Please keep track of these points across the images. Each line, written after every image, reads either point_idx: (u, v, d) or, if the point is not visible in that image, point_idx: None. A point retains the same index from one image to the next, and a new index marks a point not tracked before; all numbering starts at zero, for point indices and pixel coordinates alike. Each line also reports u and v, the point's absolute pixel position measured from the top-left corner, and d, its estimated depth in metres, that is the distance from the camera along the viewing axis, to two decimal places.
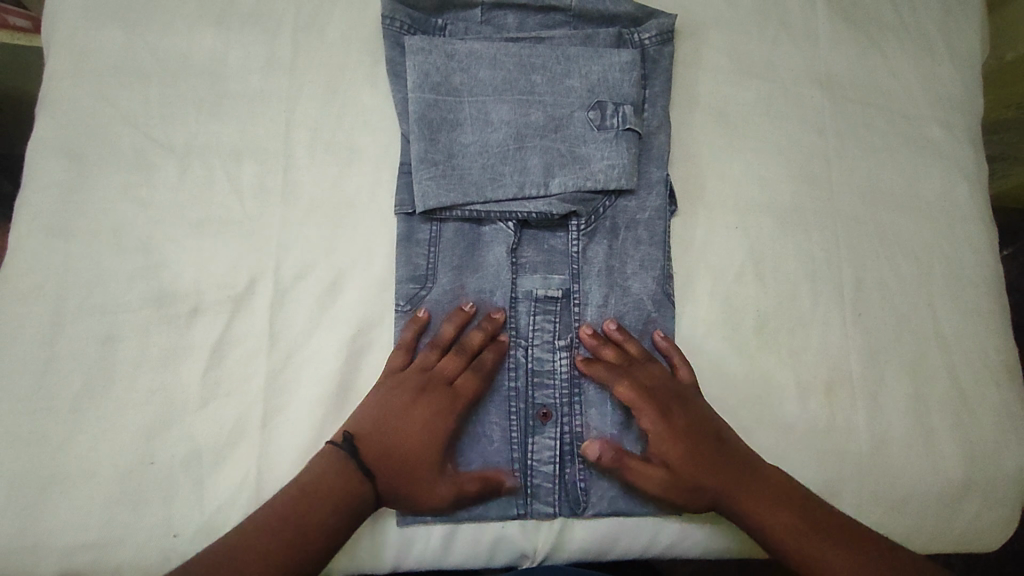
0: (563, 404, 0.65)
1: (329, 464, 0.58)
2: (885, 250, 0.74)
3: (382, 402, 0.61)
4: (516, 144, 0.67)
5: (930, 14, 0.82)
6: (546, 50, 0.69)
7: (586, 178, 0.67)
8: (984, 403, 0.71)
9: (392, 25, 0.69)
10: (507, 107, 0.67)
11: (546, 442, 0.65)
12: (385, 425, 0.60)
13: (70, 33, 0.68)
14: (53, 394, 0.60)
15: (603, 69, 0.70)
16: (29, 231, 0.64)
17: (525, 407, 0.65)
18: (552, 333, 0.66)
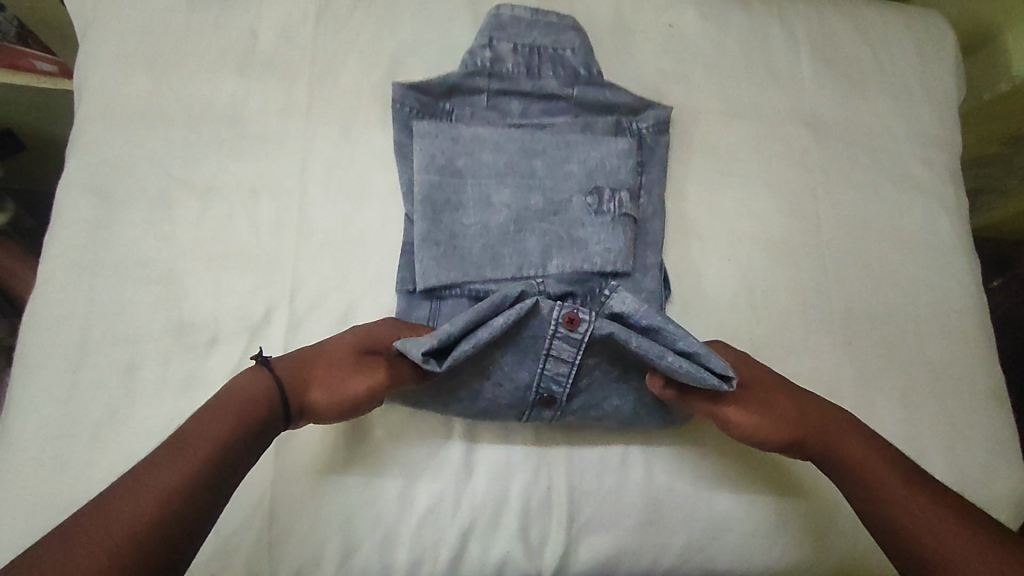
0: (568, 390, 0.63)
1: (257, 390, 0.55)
2: (872, 280, 0.77)
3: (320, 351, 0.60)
4: (515, 227, 0.70)
5: (907, 60, 0.87)
6: (546, 137, 0.74)
7: (582, 262, 0.70)
8: (971, 426, 0.74)
9: (400, 108, 0.73)
10: (508, 190, 0.71)
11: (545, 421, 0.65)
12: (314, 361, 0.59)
13: (102, 80, 0.73)
14: (76, 419, 0.63)
15: (601, 154, 0.74)
16: (59, 265, 0.67)
17: (528, 390, 0.63)
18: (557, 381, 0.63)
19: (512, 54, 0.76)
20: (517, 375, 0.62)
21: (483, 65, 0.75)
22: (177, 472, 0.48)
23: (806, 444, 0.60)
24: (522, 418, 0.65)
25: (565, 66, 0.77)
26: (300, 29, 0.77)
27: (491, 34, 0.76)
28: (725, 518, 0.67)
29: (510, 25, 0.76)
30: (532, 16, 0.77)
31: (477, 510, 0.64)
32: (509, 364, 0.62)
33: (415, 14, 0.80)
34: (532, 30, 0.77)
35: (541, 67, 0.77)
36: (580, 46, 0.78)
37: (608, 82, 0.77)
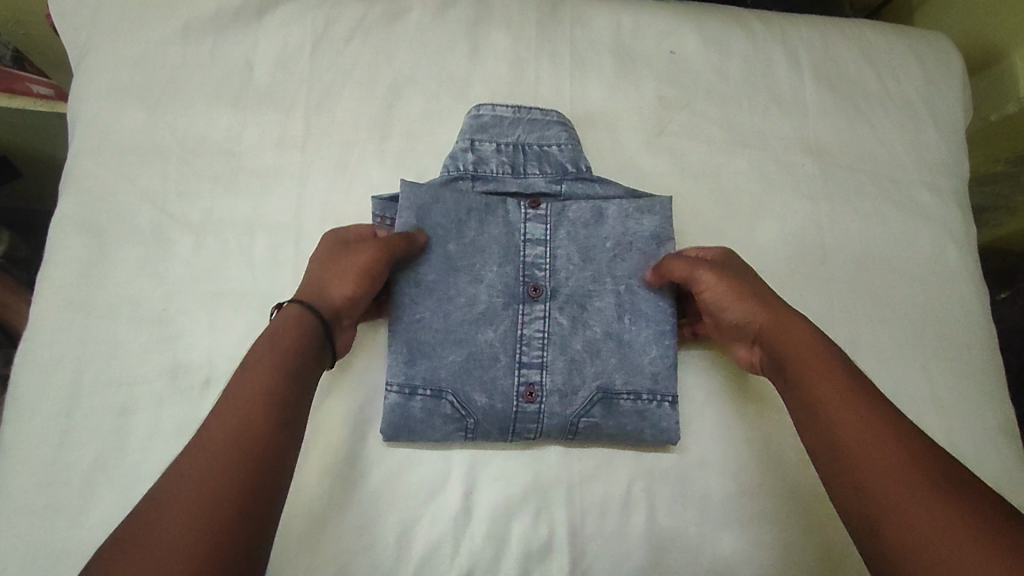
0: (551, 279, 0.69)
1: (292, 325, 0.58)
2: (879, 312, 0.76)
3: (311, 274, 0.64)
4: (504, 317, 0.68)
5: (913, 85, 0.85)
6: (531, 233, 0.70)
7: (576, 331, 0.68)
8: (983, 461, 0.72)
9: (383, 222, 0.70)
10: (495, 284, 0.68)
11: (537, 321, 0.68)
12: (318, 277, 0.63)
13: (94, 115, 0.72)
14: (68, 466, 0.62)
15: (584, 242, 0.71)
16: (51, 304, 0.66)
17: (514, 283, 0.69)
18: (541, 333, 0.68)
19: (496, 154, 0.73)
20: (503, 269, 0.69)
21: (465, 170, 0.72)
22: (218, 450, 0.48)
23: (778, 347, 0.61)
24: (515, 319, 0.68)
25: (551, 162, 0.74)
26: (296, 60, 0.76)
27: (472, 137, 0.73)
28: (732, 562, 0.65)
29: (492, 126, 0.73)
30: (515, 114, 0.74)
31: (477, 554, 0.63)
32: (496, 257, 0.69)
33: (413, 44, 0.78)
34: (515, 128, 0.74)
35: (526, 165, 0.73)
36: (567, 140, 0.74)
37: (598, 180, 0.74)
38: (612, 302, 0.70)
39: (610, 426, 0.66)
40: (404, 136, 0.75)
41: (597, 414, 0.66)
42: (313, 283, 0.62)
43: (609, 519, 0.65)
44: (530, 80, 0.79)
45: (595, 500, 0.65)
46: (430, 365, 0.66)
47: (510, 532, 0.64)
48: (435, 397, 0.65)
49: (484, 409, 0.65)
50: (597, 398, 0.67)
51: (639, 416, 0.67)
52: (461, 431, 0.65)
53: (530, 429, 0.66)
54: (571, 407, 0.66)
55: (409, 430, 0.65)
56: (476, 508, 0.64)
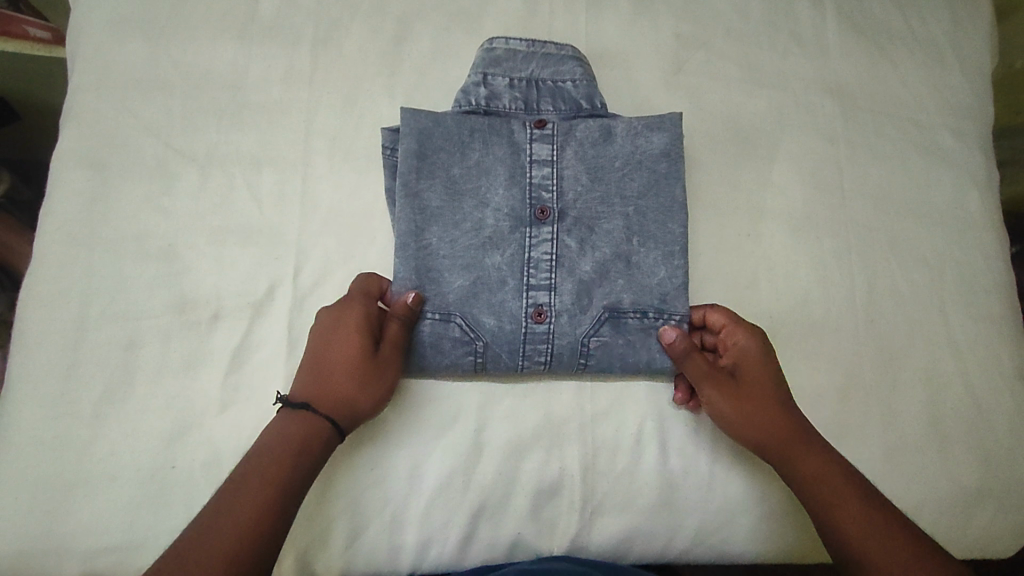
0: (559, 200, 0.65)
1: (291, 424, 0.56)
2: (897, 257, 0.74)
3: (313, 360, 0.59)
4: (511, 241, 0.64)
5: (940, 26, 0.82)
6: (540, 155, 0.66)
7: (586, 256, 0.65)
8: (996, 407, 0.71)
9: (391, 155, 0.67)
10: (503, 206, 0.65)
11: (545, 243, 0.65)
12: (323, 381, 0.58)
13: (95, 45, 0.70)
14: (77, 398, 0.61)
15: (592, 160, 0.66)
16: (54, 239, 0.65)
17: (520, 203, 0.65)
18: (548, 258, 0.65)
19: (509, 89, 0.69)
20: (510, 190, 0.65)
21: (477, 104, 0.68)
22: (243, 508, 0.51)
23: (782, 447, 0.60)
24: (523, 242, 0.64)
25: (565, 98, 0.70)
26: None
27: (485, 70, 0.69)
28: (742, 500, 0.65)
29: (505, 60, 0.70)
30: (530, 48, 0.70)
31: (488, 491, 0.63)
32: (501, 179, 0.65)
33: None
34: (529, 62, 0.70)
35: (539, 101, 0.69)
36: (582, 76, 0.70)
37: (613, 116, 0.69)
38: (621, 224, 0.66)
39: (619, 345, 0.64)
40: (414, 71, 0.73)
41: (606, 333, 0.64)
42: (316, 387, 0.58)
43: (620, 457, 0.65)
44: (544, 15, 0.76)
45: (607, 439, 0.65)
46: (436, 289, 0.63)
47: (520, 468, 0.64)
48: (442, 320, 0.62)
49: (492, 330, 0.63)
50: (606, 318, 0.64)
51: (650, 337, 0.64)
52: (470, 355, 0.63)
53: (540, 350, 0.63)
54: (581, 327, 0.64)
55: (416, 354, 0.62)
56: (487, 446, 0.64)
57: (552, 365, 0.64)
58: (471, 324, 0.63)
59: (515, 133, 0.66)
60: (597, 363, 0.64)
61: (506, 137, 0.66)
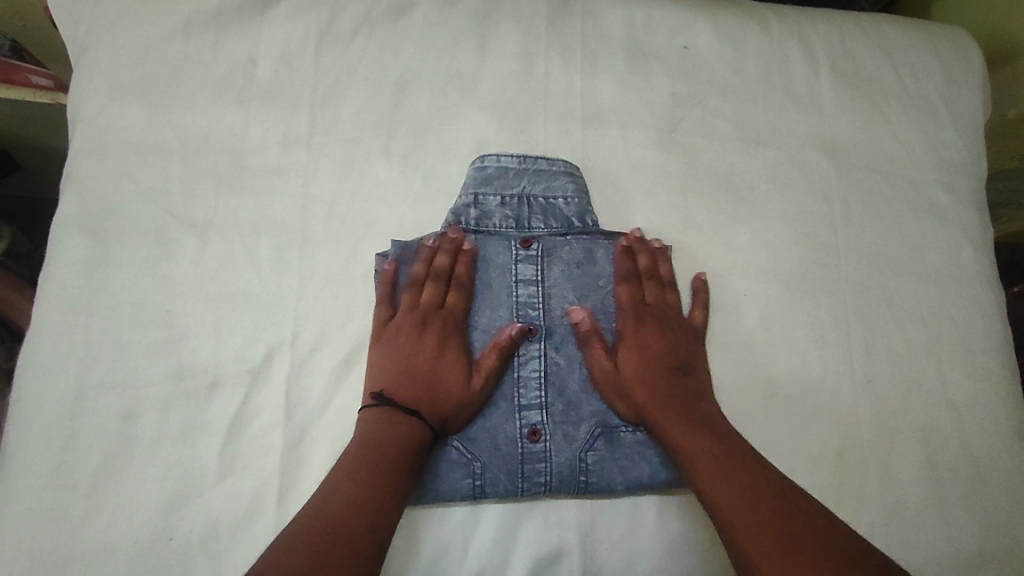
0: (545, 318, 0.67)
1: (378, 425, 0.61)
2: (893, 315, 0.75)
3: (387, 356, 0.65)
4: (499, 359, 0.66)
5: (932, 82, 0.83)
6: (526, 273, 0.67)
7: (574, 370, 0.66)
8: (994, 466, 0.72)
9: (385, 280, 0.68)
10: (493, 326, 0.67)
11: (534, 361, 0.66)
12: (434, 383, 0.64)
13: (95, 111, 0.71)
14: (74, 469, 0.61)
15: (579, 274, 0.68)
16: (54, 307, 0.65)
17: (509, 323, 0.67)
18: (537, 376, 0.65)
19: (500, 208, 0.70)
20: (495, 312, 0.67)
21: (467, 226, 0.69)
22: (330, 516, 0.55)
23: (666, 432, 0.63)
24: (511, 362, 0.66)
25: (557, 214, 0.70)
26: (301, 55, 0.74)
27: (476, 190, 0.70)
28: None
29: (497, 178, 0.70)
30: (520, 164, 0.70)
31: (485, 558, 0.62)
32: (489, 300, 0.68)
33: (420, 39, 0.77)
34: (520, 178, 0.70)
35: (530, 218, 0.70)
36: (573, 192, 0.71)
37: (602, 233, 0.71)
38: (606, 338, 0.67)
39: (617, 460, 0.64)
40: (412, 134, 0.74)
41: (601, 448, 0.64)
42: (428, 387, 0.64)
43: (617, 521, 0.64)
44: (540, 77, 0.77)
45: (604, 502, 0.65)
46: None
47: (518, 535, 0.63)
48: (440, 445, 0.63)
49: (489, 453, 0.63)
50: (598, 433, 0.65)
51: (644, 449, 0.65)
52: (469, 479, 0.62)
53: (539, 470, 0.63)
54: (575, 443, 0.64)
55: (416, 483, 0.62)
56: (484, 510, 0.63)
57: (552, 485, 0.63)
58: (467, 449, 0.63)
59: (500, 256, 0.68)
60: (598, 480, 0.64)
61: (495, 254, 0.68)
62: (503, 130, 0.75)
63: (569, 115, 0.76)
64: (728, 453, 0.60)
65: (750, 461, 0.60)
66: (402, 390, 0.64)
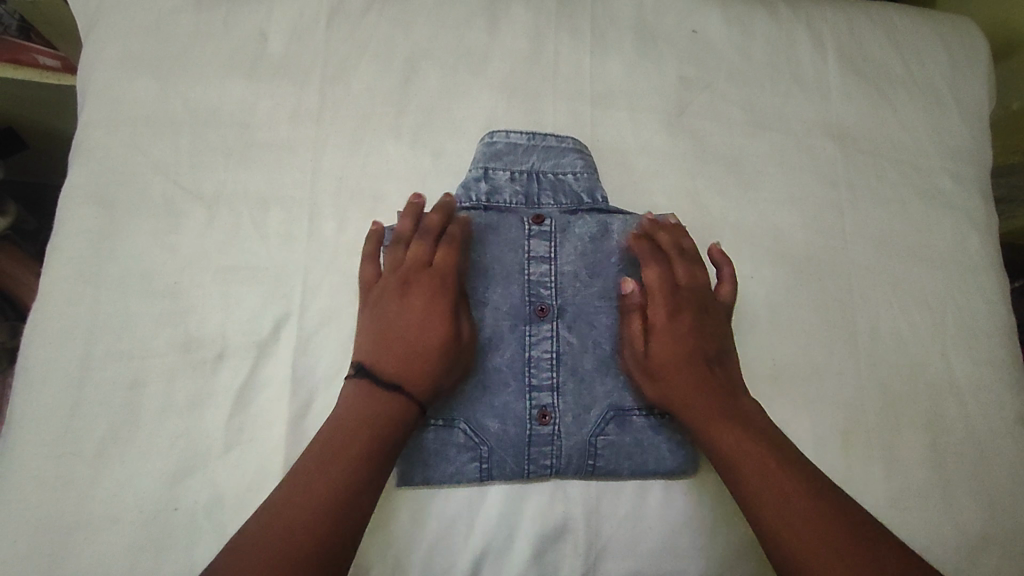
0: (557, 297, 0.66)
1: (355, 401, 0.57)
2: (898, 299, 0.75)
3: (375, 323, 0.61)
4: (509, 339, 0.64)
5: (938, 70, 0.84)
6: (539, 251, 0.67)
7: (587, 349, 0.65)
8: (997, 450, 0.72)
9: None
10: (501, 304, 0.65)
11: (545, 342, 0.65)
12: (411, 337, 0.60)
13: (105, 82, 0.71)
14: (80, 438, 0.61)
15: (592, 252, 0.67)
16: (61, 276, 0.65)
17: (519, 302, 0.65)
18: (549, 356, 0.64)
19: (510, 183, 0.70)
20: (508, 289, 0.65)
21: (478, 200, 0.69)
22: (256, 523, 0.51)
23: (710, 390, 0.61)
24: (522, 341, 0.64)
25: (566, 191, 0.70)
26: (312, 31, 0.74)
27: (486, 165, 0.70)
28: (749, 547, 0.64)
29: (506, 154, 0.70)
30: (530, 141, 0.71)
31: (491, 533, 0.62)
32: (499, 277, 0.66)
33: (431, 18, 0.77)
34: (530, 155, 0.70)
35: (540, 194, 0.70)
36: (583, 168, 0.71)
37: (614, 212, 0.71)
38: (620, 318, 0.67)
39: (626, 444, 0.64)
40: (421, 111, 0.74)
41: (611, 432, 0.64)
42: (407, 352, 0.59)
43: (622, 500, 0.64)
44: (550, 57, 0.77)
45: (611, 481, 0.64)
46: (441, 394, 0.63)
47: (524, 511, 0.63)
48: (447, 426, 0.62)
49: (497, 435, 0.63)
50: (610, 416, 0.64)
51: (655, 432, 0.65)
52: (476, 461, 0.62)
53: (546, 453, 0.63)
54: (586, 426, 0.64)
55: (423, 465, 0.62)
56: (490, 487, 0.63)
57: (559, 468, 0.63)
58: (477, 430, 0.63)
59: (509, 230, 0.67)
60: (606, 464, 0.64)
61: (508, 230, 0.67)
62: (512, 109, 0.75)
63: (578, 95, 0.76)
64: (775, 451, 0.57)
65: (795, 466, 0.56)
66: (382, 359, 0.59)
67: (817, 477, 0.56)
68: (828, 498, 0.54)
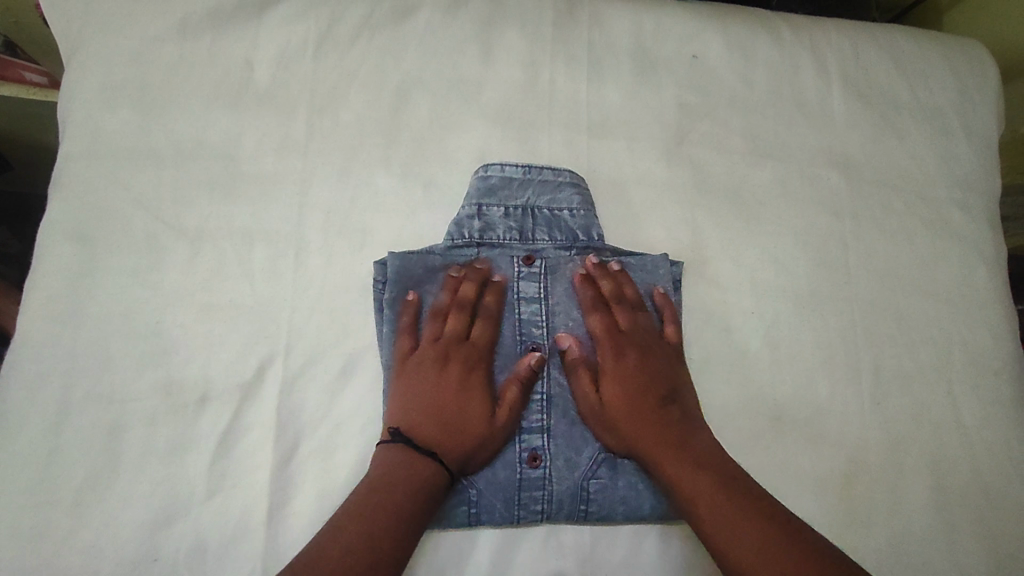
0: (549, 337, 0.65)
1: (389, 461, 0.57)
2: (903, 336, 0.73)
3: (411, 390, 0.61)
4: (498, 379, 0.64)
5: (946, 97, 0.81)
6: (531, 290, 0.66)
7: None
8: (1005, 492, 0.70)
9: (381, 290, 0.66)
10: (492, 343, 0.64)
11: (537, 383, 0.64)
12: (456, 417, 0.60)
13: (85, 113, 0.69)
14: (57, 486, 0.59)
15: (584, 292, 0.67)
16: (38, 316, 0.63)
17: (510, 344, 0.65)
18: (539, 401, 0.63)
19: (504, 219, 0.68)
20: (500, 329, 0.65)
21: (470, 237, 0.67)
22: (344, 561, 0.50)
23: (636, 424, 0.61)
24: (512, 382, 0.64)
25: (562, 228, 0.68)
26: (299, 59, 0.72)
27: (480, 201, 0.68)
28: None
29: (501, 189, 0.68)
30: (525, 175, 0.68)
31: None
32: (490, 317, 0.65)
33: (423, 44, 0.74)
34: (525, 190, 0.68)
35: (535, 231, 0.68)
36: (580, 205, 0.69)
37: (607, 250, 0.69)
38: None
39: (619, 488, 0.62)
40: (412, 142, 0.71)
41: (604, 476, 0.62)
42: (455, 423, 0.60)
43: (617, 547, 0.62)
44: (545, 84, 0.75)
45: (605, 526, 0.62)
46: None
47: (514, 558, 0.61)
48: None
49: (486, 478, 0.61)
50: (601, 459, 0.63)
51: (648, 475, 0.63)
52: (464, 506, 0.60)
53: (537, 497, 0.61)
54: (578, 470, 0.62)
55: None
56: (481, 534, 0.61)
57: (550, 512, 0.61)
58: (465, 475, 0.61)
59: (501, 268, 0.66)
60: (598, 510, 0.62)
61: (500, 270, 0.66)
62: (506, 140, 0.72)
63: (574, 124, 0.74)
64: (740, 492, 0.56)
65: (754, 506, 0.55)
66: (420, 424, 0.59)
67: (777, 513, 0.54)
68: (798, 540, 0.52)
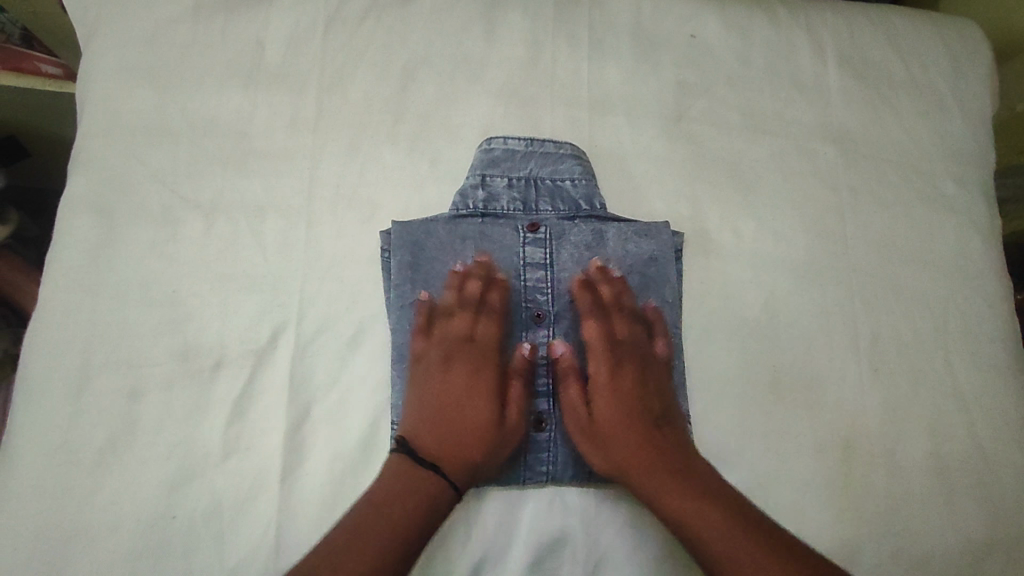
0: (554, 305, 0.67)
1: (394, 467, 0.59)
2: (900, 305, 0.74)
3: (415, 393, 0.64)
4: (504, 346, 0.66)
5: (940, 74, 0.83)
6: (536, 258, 0.68)
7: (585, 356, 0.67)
8: (1002, 456, 0.71)
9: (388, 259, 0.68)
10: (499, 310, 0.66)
11: (542, 349, 0.66)
12: (462, 418, 0.63)
13: (104, 92, 0.71)
14: (78, 447, 0.61)
15: (588, 260, 0.68)
16: (60, 286, 0.65)
17: (517, 311, 0.67)
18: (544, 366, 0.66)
19: (507, 190, 0.70)
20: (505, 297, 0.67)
21: (475, 207, 0.69)
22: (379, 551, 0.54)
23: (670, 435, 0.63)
24: (519, 347, 0.66)
25: (564, 198, 0.70)
26: (309, 40, 0.75)
27: (483, 172, 0.70)
28: None
29: (504, 160, 0.70)
30: (527, 147, 0.71)
31: (489, 542, 0.61)
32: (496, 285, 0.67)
33: (429, 24, 0.77)
34: (528, 162, 0.71)
35: (538, 201, 0.70)
36: (581, 174, 0.71)
37: (610, 218, 0.70)
38: None
39: None
40: (419, 119, 0.74)
41: None
42: (445, 424, 0.63)
43: (621, 508, 0.64)
44: (547, 63, 0.77)
45: (609, 487, 0.64)
46: None
47: (521, 517, 0.62)
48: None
49: None
50: None
51: None
52: None
53: (542, 458, 0.64)
54: None
55: None
56: (487, 495, 0.63)
57: (555, 472, 0.64)
58: None
59: (507, 237, 0.68)
60: None
61: (506, 238, 0.68)
62: (510, 116, 0.75)
63: (576, 101, 0.76)
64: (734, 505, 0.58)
65: (745, 522, 0.57)
66: (422, 433, 0.62)
67: (752, 517, 0.58)
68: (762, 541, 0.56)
